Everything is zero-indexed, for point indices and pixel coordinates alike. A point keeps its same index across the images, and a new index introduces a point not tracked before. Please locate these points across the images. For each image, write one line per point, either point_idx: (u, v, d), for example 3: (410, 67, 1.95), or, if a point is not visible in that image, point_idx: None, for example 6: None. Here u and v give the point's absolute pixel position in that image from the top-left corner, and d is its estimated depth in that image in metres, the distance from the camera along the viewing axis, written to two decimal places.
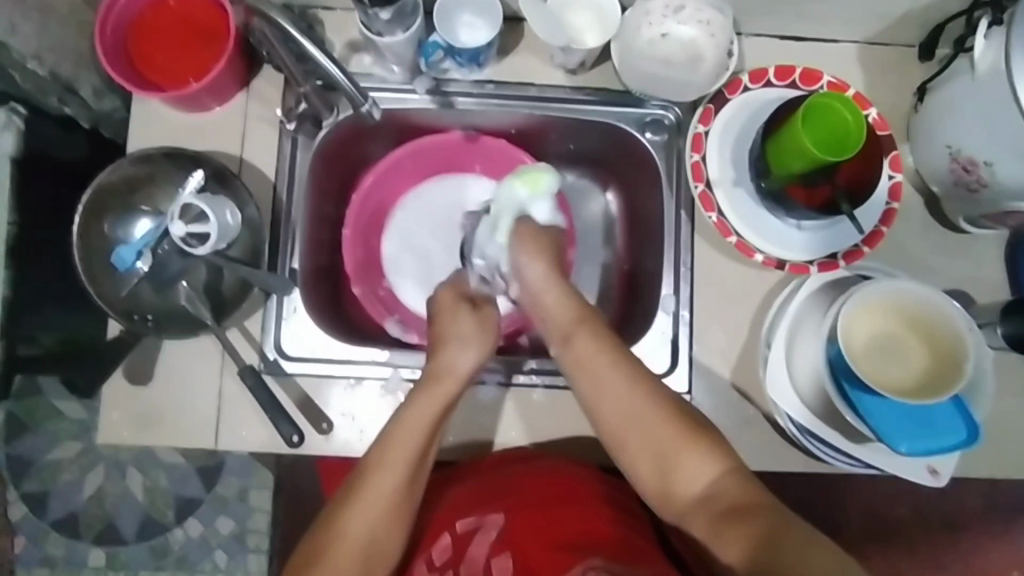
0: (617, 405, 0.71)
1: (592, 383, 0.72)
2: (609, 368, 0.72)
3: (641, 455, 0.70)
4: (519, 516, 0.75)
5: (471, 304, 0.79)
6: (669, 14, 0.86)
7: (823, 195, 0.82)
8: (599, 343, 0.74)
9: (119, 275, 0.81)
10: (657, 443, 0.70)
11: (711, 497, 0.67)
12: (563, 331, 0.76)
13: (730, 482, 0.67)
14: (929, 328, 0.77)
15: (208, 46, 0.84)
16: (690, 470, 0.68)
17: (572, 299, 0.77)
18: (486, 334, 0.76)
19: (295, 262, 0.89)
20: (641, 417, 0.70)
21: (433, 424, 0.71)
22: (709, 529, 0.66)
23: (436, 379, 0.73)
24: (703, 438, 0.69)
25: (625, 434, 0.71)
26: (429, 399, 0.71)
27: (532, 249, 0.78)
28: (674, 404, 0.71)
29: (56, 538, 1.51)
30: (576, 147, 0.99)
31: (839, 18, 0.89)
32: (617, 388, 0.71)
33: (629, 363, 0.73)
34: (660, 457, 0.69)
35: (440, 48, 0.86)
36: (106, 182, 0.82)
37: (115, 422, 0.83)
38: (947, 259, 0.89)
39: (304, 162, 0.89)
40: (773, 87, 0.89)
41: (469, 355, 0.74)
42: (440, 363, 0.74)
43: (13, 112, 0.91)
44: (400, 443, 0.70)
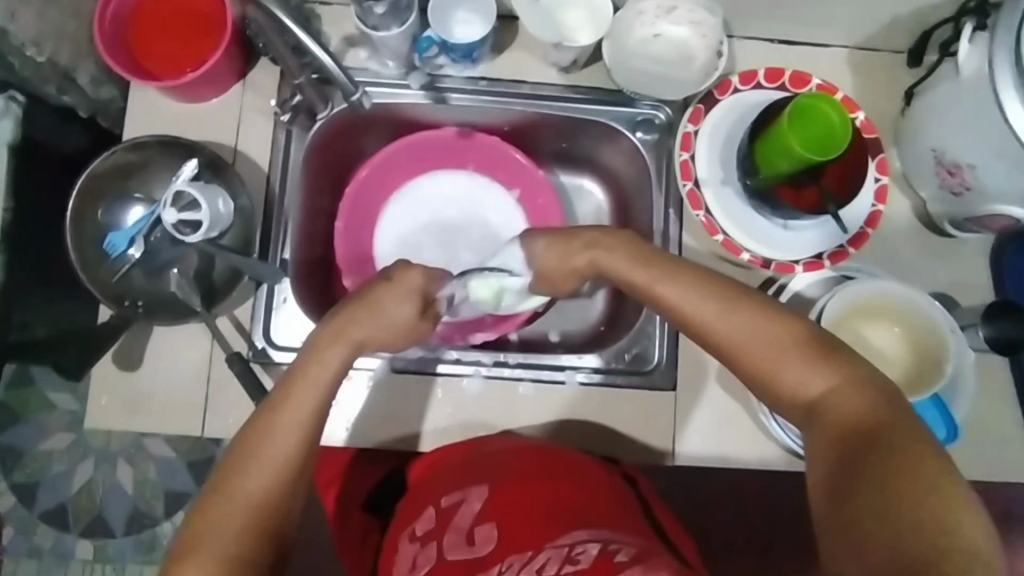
0: (726, 318, 0.65)
1: (689, 300, 0.67)
2: (701, 291, 0.67)
3: (752, 371, 0.64)
4: (504, 487, 0.74)
5: (422, 305, 0.77)
6: (661, 15, 0.87)
7: (811, 197, 0.84)
8: (687, 273, 0.69)
9: (111, 262, 0.83)
10: (772, 354, 0.62)
11: (829, 410, 0.59)
12: (639, 271, 0.72)
13: (847, 394, 0.59)
14: (913, 328, 0.79)
15: (206, 37, 0.85)
16: (811, 379, 0.61)
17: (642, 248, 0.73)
18: (407, 332, 0.76)
19: (286, 253, 0.89)
20: (747, 329, 0.64)
21: (337, 378, 0.67)
22: (828, 443, 0.58)
23: (342, 335, 0.69)
24: (824, 344, 0.62)
25: (732, 348, 0.64)
26: (321, 356, 0.67)
27: (576, 240, 0.78)
28: (786, 315, 0.64)
29: (44, 529, 1.51)
30: (568, 146, 1.00)
31: (828, 22, 0.90)
32: (717, 305, 0.66)
33: (722, 282, 0.67)
34: (769, 371, 0.63)
35: (435, 43, 0.88)
36: (100, 169, 0.83)
37: (104, 407, 0.84)
38: (932, 262, 0.90)
39: (297, 154, 0.90)
40: (762, 89, 0.90)
41: (386, 333, 0.73)
42: (353, 324, 0.70)
43: (11, 100, 0.93)
44: (303, 396, 0.64)
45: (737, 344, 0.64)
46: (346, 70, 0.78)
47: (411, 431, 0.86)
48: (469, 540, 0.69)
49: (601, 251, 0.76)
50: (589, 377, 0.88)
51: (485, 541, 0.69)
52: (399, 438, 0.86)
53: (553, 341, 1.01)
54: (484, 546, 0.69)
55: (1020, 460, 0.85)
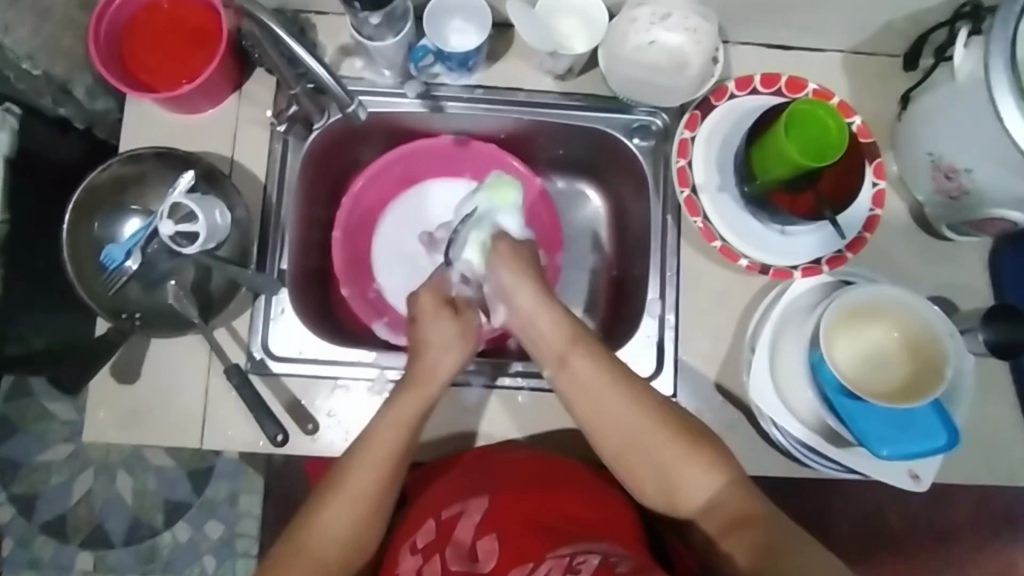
0: (620, 426, 0.71)
1: (591, 401, 0.72)
2: (609, 387, 0.71)
3: (645, 474, 0.70)
4: (503, 499, 0.75)
5: (454, 309, 0.77)
6: (656, 22, 0.87)
7: (807, 202, 0.85)
8: (595, 363, 0.73)
9: (108, 274, 0.82)
10: (664, 458, 0.70)
11: (716, 508, 0.68)
12: (550, 361, 0.75)
13: (731, 492, 0.68)
14: (911, 333, 0.78)
15: (201, 49, 0.85)
16: (698, 481, 0.69)
17: (564, 318, 0.75)
18: (466, 341, 0.76)
19: (283, 263, 0.89)
20: (643, 430, 0.70)
21: (415, 422, 0.72)
22: (722, 537, 0.67)
23: (420, 380, 0.74)
24: (708, 445, 0.70)
25: (626, 454, 0.71)
26: (403, 403, 0.72)
27: (517, 273, 0.77)
28: (673, 413, 0.72)
29: (43, 541, 1.50)
30: (564, 153, 1.00)
31: (823, 27, 0.90)
32: (620, 407, 0.71)
33: (624, 373, 0.73)
34: (664, 472, 0.70)
35: (429, 52, 0.87)
36: (96, 182, 0.83)
37: (101, 420, 0.84)
38: (930, 265, 0.90)
39: (294, 164, 0.90)
40: (759, 94, 0.90)
41: (449, 357, 0.75)
42: (424, 368, 0.74)
43: (7, 112, 0.92)
44: (376, 451, 0.70)
45: (637, 444, 0.70)
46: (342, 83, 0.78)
47: None
48: (475, 554, 0.71)
49: (528, 319, 0.76)
50: None
51: (488, 555, 0.71)
52: None
53: None
54: (486, 561, 0.70)
55: (1021, 463, 0.85)
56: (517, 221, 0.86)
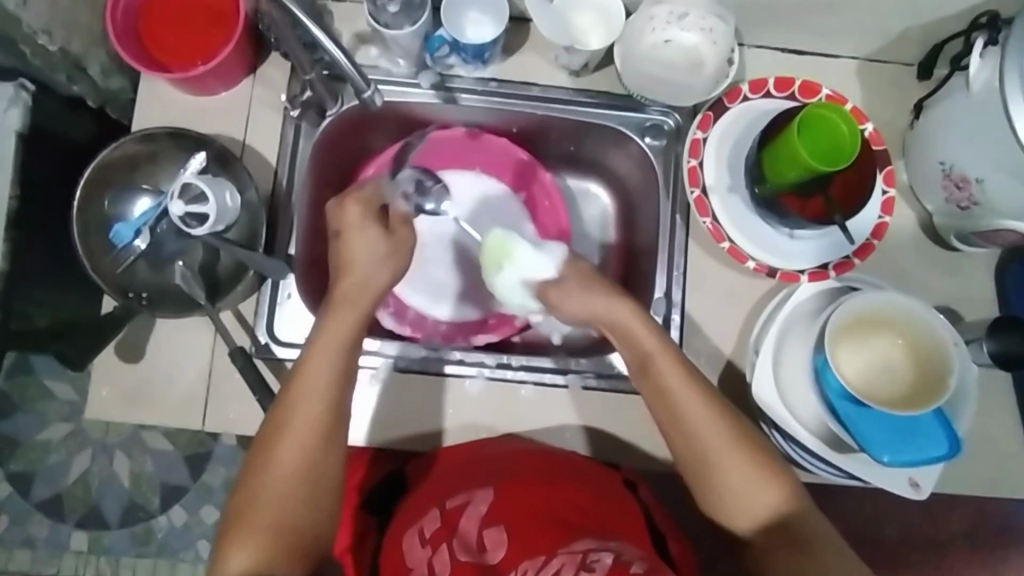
0: (704, 438, 0.71)
1: (676, 412, 0.72)
2: (696, 399, 0.71)
3: (717, 491, 0.71)
4: (509, 490, 0.75)
5: (381, 223, 0.75)
6: (673, 21, 0.87)
7: (818, 206, 0.84)
8: (685, 375, 0.72)
9: (117, 252, 0.83)
10: (735, 477, 0.70)
11: (779, 533, 0.70)
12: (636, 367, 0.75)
13: (799, 519, 0.70)
14: (912, 336, 0.78)
15: (217, 31, 0.85)
16: (759, 505, 0.70)
17: (654, 330, 0.74)
18: (399, 256, 0.75)
19: (292, 248, 0.89)
20: (723, 449, 0.70)
21: (351, 339, 0.72)
22: (778, 560, 0.69)
23: (344, 301, 0.72)
24: (778, 471, 0.71)
25: (698, 466, 0.71)
26: (335, 320, 0.71)
27: (592, 292, 0.76)
28: (753, 436, 0.72)
29: (38, 520, 1.50)
30: (575, 149, 1.00)
31: (839, 33, 0.90)
32: (705, 420, 0.71)
33: (710, 391, 0.72)
34: (738, 492, 0.70)
35: (445, 42, 0.88)
36: (108, 160, 0.83)
37: (105, 398, 0.84)
38: (936, 275, 0.90)
39: (305, 150, 0.90)
40: (772, 97, 0.90)
41: (380, 271, 0.73)
42: (350, 274, 0.73)
43: (21, 88, 0.94)
44: (318, 377, 0.70)
45: (711, 460, 0.71)
46: (357, 66, 0.77)
47: (411, 432, 0.86)
48: (478, 543, 0.70)
49: (614, 326, 0.75)
50: (592, 381, 0.87)
51: (495, 545, 0.69)
52: (399, 437, 0.86)
53: (556, 344, 0.98)
54: (494, 550, 0.69)
55: (1020, 476, 0.85)
56: (535, 256, 0.81)
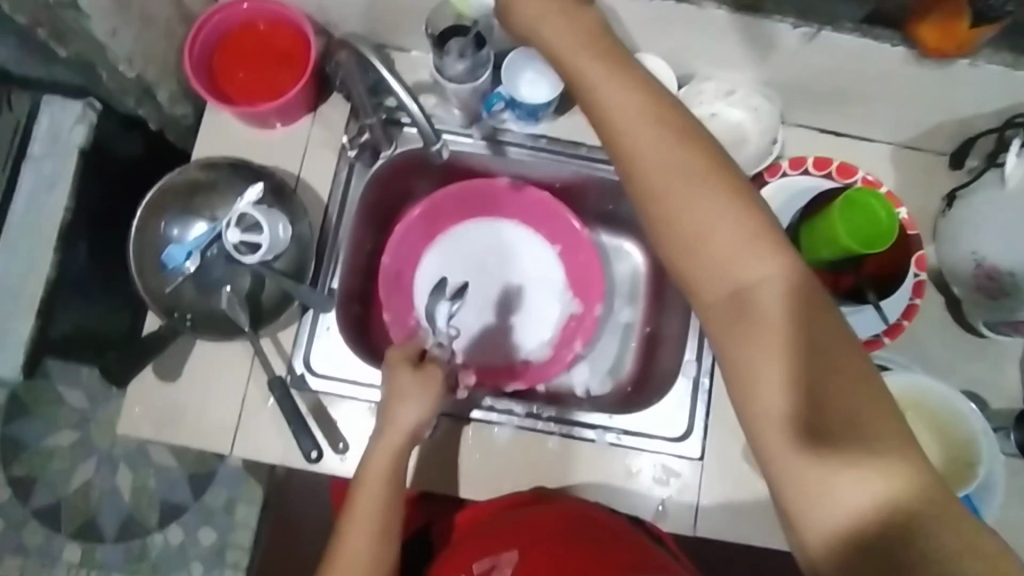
0: (733, 290, 0.59)
1: (704, 268, 0.60)
2: (706, 183, 0.60)
3: (746, 355, 0.58)
4: (533, 556, 0.75)
5: (412, 364, 0.79)
6: (720, 96, 0.91)
7: (849, 282, 0.86)
8: (722, 213, 0.60)
9: (167, 272, 0.84)
10: (764, 363, 0.57)
11: (834, 432, 0.54)
12: (707, 185, 0.60)
13: (867, 409, 0.55)
14: (938, 415, 0.80)
15: (286, 69, 0.89)
16: (872, 461, 0.53)
17: (694, 160, 0.61)
18: (428, 391, 0.78)
19: (334, 282, 0.92)
20: (762, 302, 0.58)
21: (391, 470, 0.76)
22: (832, 465, 0.54)
23: (386, 431, 0.77)
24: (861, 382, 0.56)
25: (782, 406, 0.56)
26: (381, 447, 0.76)
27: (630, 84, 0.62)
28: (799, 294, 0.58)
29: (34, 527, 1.49)
30: (614, 208, 1.04)
31: (877, 120, 0.94)
32: (740, 270, 0.59)
33: (745, 204, 0.60)
34: (771, 368, 0.57)
35: (502, 99, 0.91)
36: (172, 183, 0.86)
37: (137, 415, 0.85)
38: (963, 359, 0.92)
39: (356, 189, 0.94)
40: (810, 175, 0.93)
41: (414, 409, 0.77)
42: (389, 415, 0.77)
43: (88, 107, 1.00)
44: (366, 509, 0.75)
45: (808, 397, 0.55)
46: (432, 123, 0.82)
47: (437, 470, 0.87)
48: None
49: (688, 214, 0.60)
50: (619, 437, 0.88)
51: None
52: (425, 477, 0.87)
53: (580, 396, 1.03)
54: None
55: None
56: None
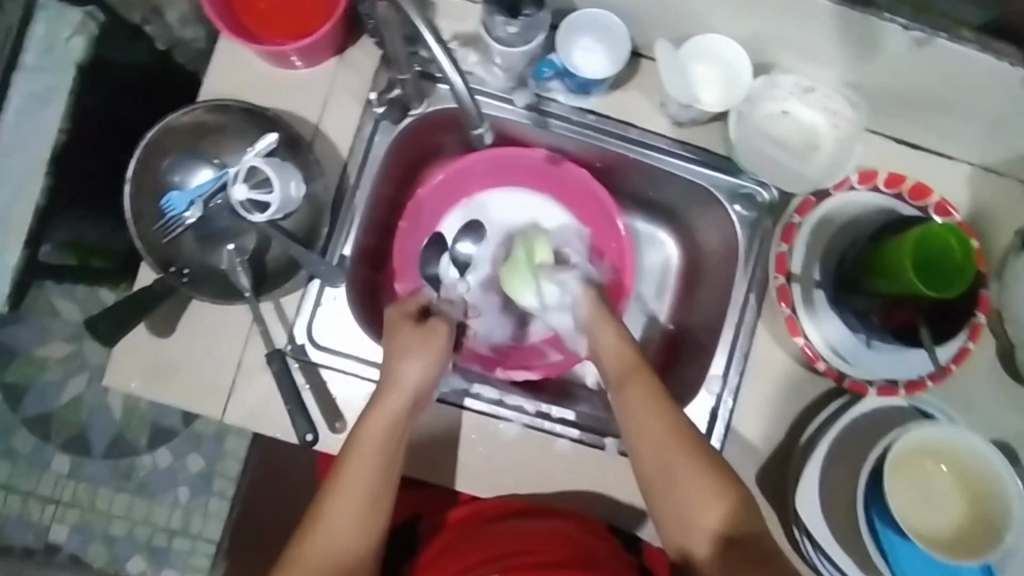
0: (651, 446, 0.71)
1: (637, 429, 0.72)
2: (638, 389, 0.74)
3: (671, 505, 0.69)
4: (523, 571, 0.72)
5: (415, 320, 0.81)
6: (796, 93, 0.81)
7: (903, 319, 0.77)
8: (646, 389, 0.74)
9: (165, 220, 0.78)
10: (691, 504, 0.68)
11: (721, 533, 0.67)
12: (627, 380, 0.75)
13: (736, 516, 0.68)
14: (961, 460, 0.76)
15: (314, 4, 0.78)
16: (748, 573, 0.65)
17: (625, 343, 0.79)
18: (434, 345, 0.79)
19: (346, 248, 0.84)
20: (667, 462, 0.70)
21: (397, 423, 0.73)
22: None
23: (384, 392, 0.75)
24: (736, 501, 0.68)
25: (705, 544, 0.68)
26: (378, 411, 0.73)
27: (597, 315, 0.83)
28: (693, 440, 0.70)
29: (24, 435, 1.48)
30: (655, 195, 0.95)
31: (964, 138, 0.84)
32: (655, 437, 0.71)
33: (664, 404, 0.72)
34: (683, 505, 0.68)
35: (555, 68, 0.81)
36: (177, 124, 0.77)
37: (126, 368, 0.79)
38: (1004, 409, 0.86)
39: (381, 146, 0.84)
40: (880, 192, 0.84)
41: (416, 366, 0.76)
42: (390, 374, 0.76)
43: (90, 17, 0.90)
44: (352, 484, 0.69)
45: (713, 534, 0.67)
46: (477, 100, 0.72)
47: (436, 460, 0.83)
48: None
49: (633, 410, 0.73)
50: None
51: None
52: (422, 467, 0.83)
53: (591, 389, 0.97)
54: None
55: None
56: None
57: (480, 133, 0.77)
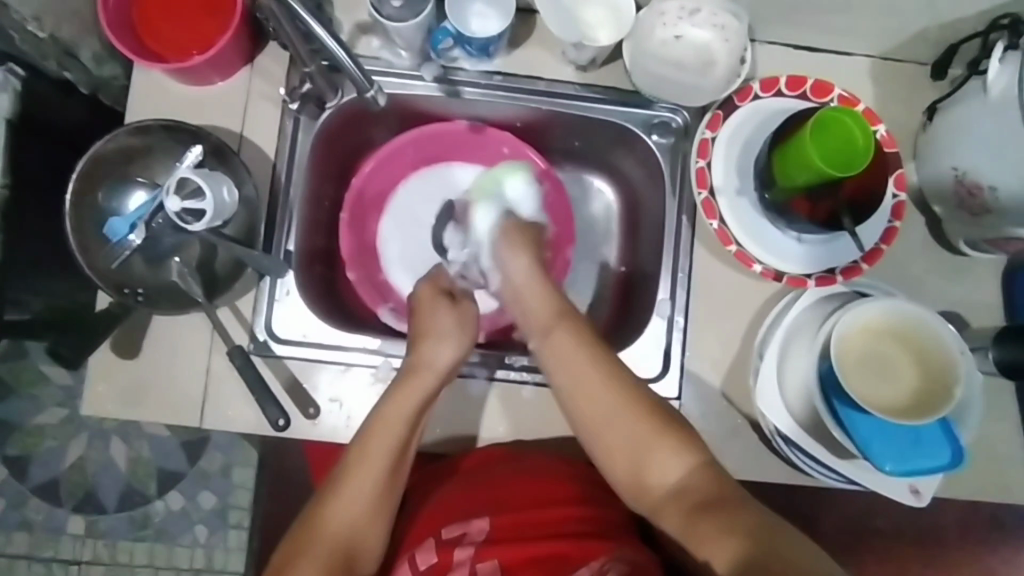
0: (596, 397, 0.72)
1: (572, 377, 0.73)
2: (568, 337, 0.75)
3: (619, 454, 0.71)
4: (507, 518, 0.76)
5: (449, 299, 0.82)
6: (684, 16, 0.86)
7: (825, 209, 0.81)
8: (578, 338, 0.75)
9: (112, 247, 0.81)
10: (652, 460, 0.70)
11: (683, 490, 0.69)
12: (563, 332, 0.76)
13: (703, 473, 0.69)
14: (899, 327, 0.79)
15: (215, 20, 0.82)
16: (711, 521, 0.66)
17: (552, 297, 0.79)
18: (465, 330, 0.79)
19: (290, 244, 0.88)
20: (613, 411, 0.72)
21: (415, 413, 0.75)
22: (690, 529, 0.66)
23: (415, 372, 0.76)
24: (699, 461, 0.70)
25: (668, 500, 0.69)
26: (410, 388, 0.75)
27: (515, 244, 0.83)
28: (641, 394, 0.73)
29: (36, 504, 1.50)
30: (580, 144, 0.99)
31: (855, 30, 0.88)
32: (599, 385, 0.72)
33: (607, 357, 0.74)
34: (637, 453, 0.70)
35: (450, 35, 0.85)
36: (102, 153, 0.81)
37: (101, 394, 0.83)
38: (944, 280, 0.89)
39: (305, 143, 0.88)
40: (783, 97, 0.88)
41: (447, 350, 0.78)
42: (421, 357, 0.77)
43: (10, 73, 0.91)
44: (368, 467, 0.72)
45: (676, 488, 0.69)
46: (361, 66, 0.76)
47: None
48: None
49: (567, 358, 0.74)
50: None
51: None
52: None
53: None
54: None
55: (1019, 481, 0.85)
56: None
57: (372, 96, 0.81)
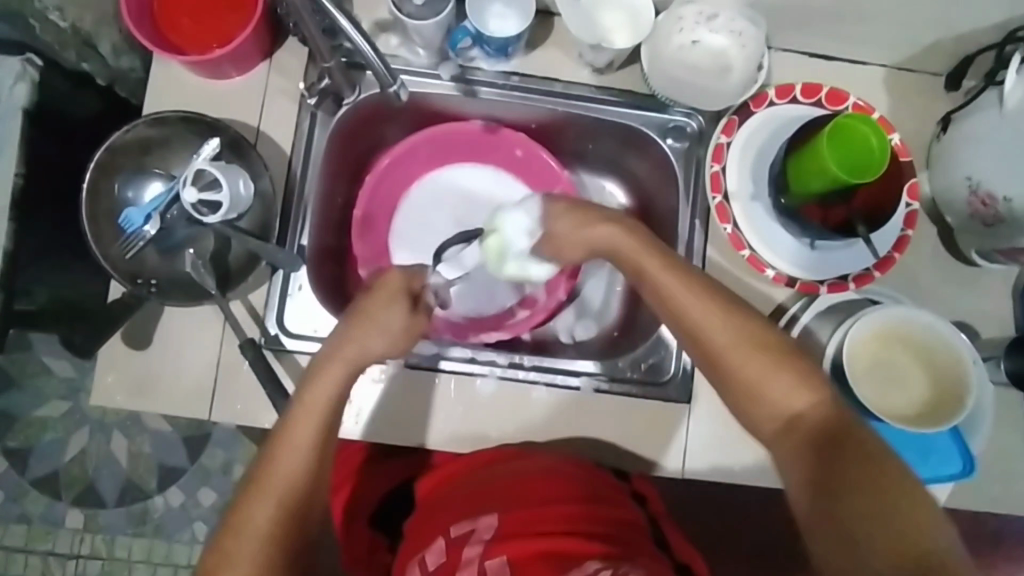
0: (706, 327, 0.66)
1: (676, 309, 0.68)
2: (673, 275, 0.68)
3: (729, 387, 0.66)
4: (515, 514, 0.73)
5: (409, 301, 0.74)
6: (702, 22, 0.86)
7: (839, 216, 0.81)
8: (678, 272, 0.69)
9: (125, 237, 0.80)
10: (767, 391, 0.64)
11: (800, 424, 0.63)
12: (660, 266, 0.69)
13: (820, 408, 0.63)
14: (908, 335, 0.79)
15: (236, 13, 0.83)
16: (828, 462, 0.61)
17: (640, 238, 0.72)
18: (408, 331, 0.73)
19: (304, 239, 0.88)
20: (722, 344, 0.65)
21: (337, 399, 0.67)
22: (803, 465, 0.62)
23: (343, 360, 0.68)
24: (820, 396, 0.63)
25: (784, 433, 0.64)
26: (326, 380, 0.67)
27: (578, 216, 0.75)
28: (752, 325, 0.66)
29: (34, 496, 1.50)
30: (593, 147, 0.99)
31: (870, 40, 0.88)
32: (705, 319, 0.66)
33: (709, 290, 0.68)
34: (751, 386, 0.64)
35: (469, 35, 0.85)
36: (120, 143, 0.81)
37: (110, 385, 0.82)
38: (955, 290, 0.89)
39: (321, 138, 0.89)
40: (799, 103, 0.88)
41: (382, 344, 0.70)
42: (353, 342, 0.69)
43: (28, 63, 0.92)
44: (288, 464, 0.64)
45: (793, 421, 0.63)
46: (383, 60, 0.76)
47: (418, 427, 0.86)
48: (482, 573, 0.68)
49: (672, 291, 0.68)
50: (604, 385, 0.87)
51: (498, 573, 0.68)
52: (402, 434, 0.86)
53: (567, 343, 1.00)
54: None
55: None
56: None
57: (397, 91, 0.82)
